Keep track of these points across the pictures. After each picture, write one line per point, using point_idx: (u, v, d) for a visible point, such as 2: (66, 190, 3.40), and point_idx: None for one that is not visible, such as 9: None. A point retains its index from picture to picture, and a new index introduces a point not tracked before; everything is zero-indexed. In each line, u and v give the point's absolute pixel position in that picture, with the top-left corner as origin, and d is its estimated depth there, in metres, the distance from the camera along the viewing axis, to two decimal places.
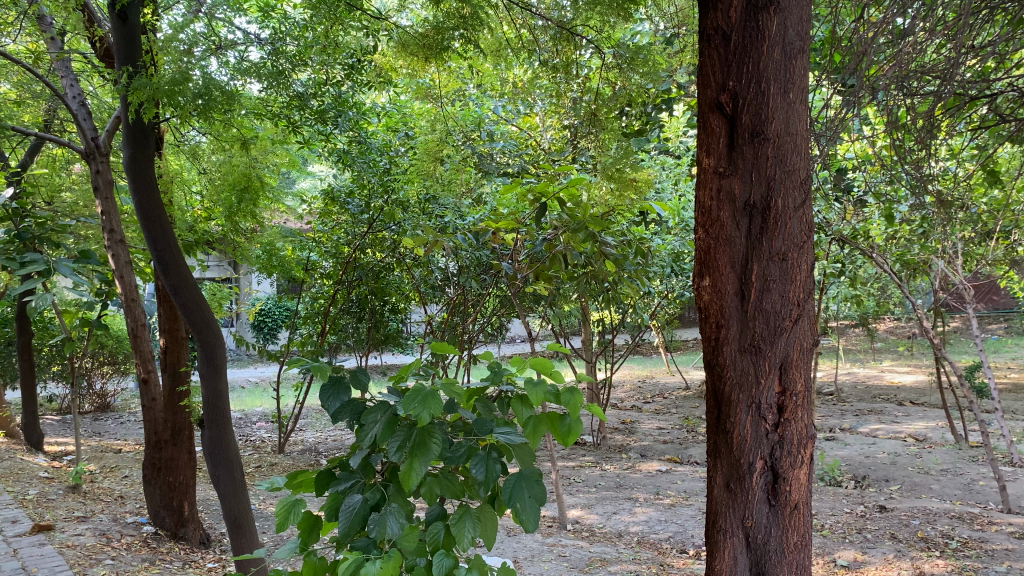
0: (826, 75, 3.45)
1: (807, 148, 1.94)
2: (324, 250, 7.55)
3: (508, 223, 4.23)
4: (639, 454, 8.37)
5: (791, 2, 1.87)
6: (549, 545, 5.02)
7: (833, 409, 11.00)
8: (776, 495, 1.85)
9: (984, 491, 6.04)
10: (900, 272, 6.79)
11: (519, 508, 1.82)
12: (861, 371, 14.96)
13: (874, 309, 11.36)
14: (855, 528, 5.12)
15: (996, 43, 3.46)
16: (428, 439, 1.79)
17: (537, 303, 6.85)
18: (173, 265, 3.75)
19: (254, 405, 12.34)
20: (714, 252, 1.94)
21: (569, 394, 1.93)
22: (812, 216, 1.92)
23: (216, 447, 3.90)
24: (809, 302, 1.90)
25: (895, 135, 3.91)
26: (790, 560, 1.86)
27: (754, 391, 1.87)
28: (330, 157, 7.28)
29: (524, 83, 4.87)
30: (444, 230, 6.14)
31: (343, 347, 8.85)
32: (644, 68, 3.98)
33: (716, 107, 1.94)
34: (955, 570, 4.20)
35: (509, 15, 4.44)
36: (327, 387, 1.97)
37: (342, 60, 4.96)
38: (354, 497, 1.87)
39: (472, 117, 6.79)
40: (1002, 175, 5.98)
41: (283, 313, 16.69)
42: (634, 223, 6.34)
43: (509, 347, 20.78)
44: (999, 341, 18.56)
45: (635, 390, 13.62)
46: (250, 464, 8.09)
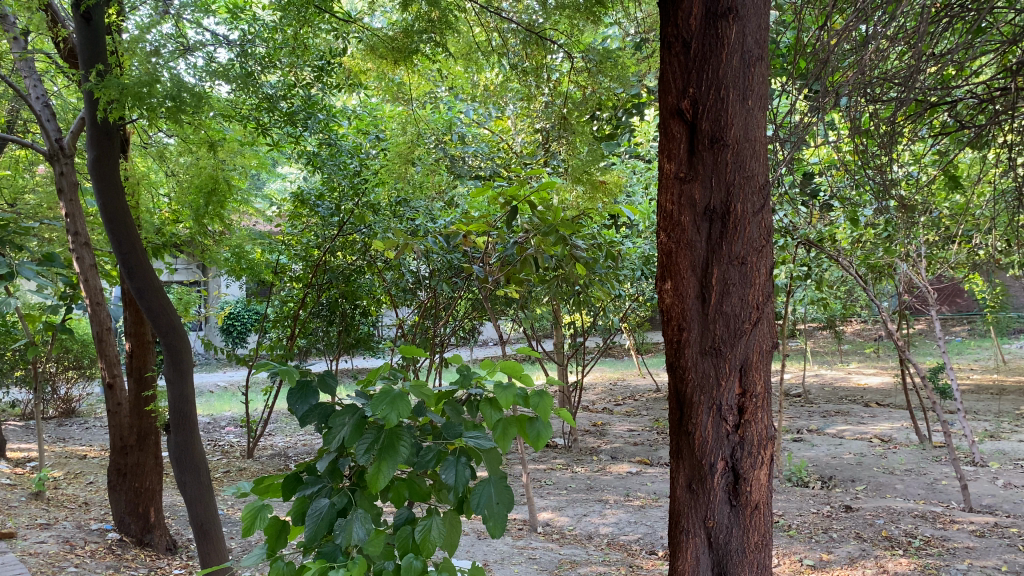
0: (791, 82, 3.51)
1: (765, 154, 1.96)
2: (294, 252, 7.50)
3: (479, 226, 4.25)
4: (610, 456, 8.41)
5: (749, 10, 1.90)
6: (519, 547, 5.02)
7: (801, 410, 11.15)
8: (737, 496, 1.87)
9: (946, 491, 6.16)
10: (866, 275, 6.90)
11: (486, 514, 1.83)
12: (828, 372, 15.19)
13: (841, 312, 11.55)
14: (821, 528, 5.18)
15: (955, 51, 3.55)
16: (396, 442, 1.79)
17: (509, 306, 6.87)
18: (139, 268, 3.71)
19: (223, 409, 12.23)
20: (675, 256, 1.97)
21: (538, 397, 1.95)
22: (771, 221, 1.95)
23: (182, 453, 3.86)
24: (767, 306, 1.93)
25: (858, 140, 3.97)
26: (751, 560, 1.88)
27: (715, 393, 1.89)
28: (301, 160, 7.24)
29: (495, 86, 4.88)
30: (416, 233, 6.14)
31: (314, 351, 8.80)
32: (613, 73, 4.03)
33: (677, 113, 1.97)
34: (918, 568, 4.26)
35: (480, 17, 4.45)
36: (294, 390, 1.96)
37: (311, 62, 4.95)
38: (321, 501, 1.86)
39: (444, 119, 6.81)
40: (963, 180, 6.12)
41: (252, 317, 16.57)
42: (605, 226, 6.39)
43: (480, 350, 20.79)
44: (961, 343, 18.95)
45: (607, 392, 13.69)
46: (218, 469, 8.01)
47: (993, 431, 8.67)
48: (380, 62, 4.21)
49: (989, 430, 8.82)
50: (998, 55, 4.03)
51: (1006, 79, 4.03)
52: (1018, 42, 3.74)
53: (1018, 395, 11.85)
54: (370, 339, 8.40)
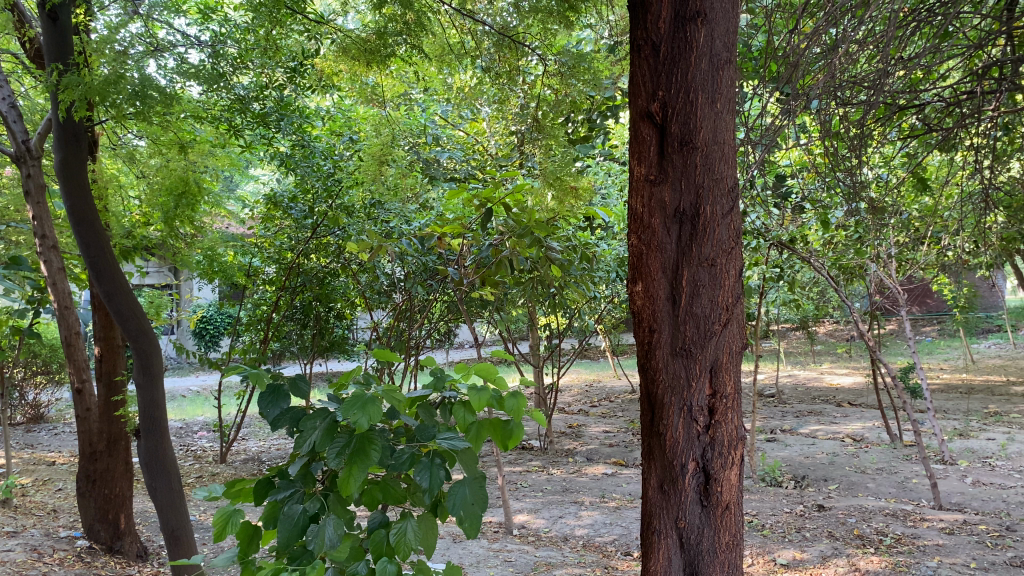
0: (763, 85, 3.54)
1: (734, 157, 1.97)
2: (267, 255, 7.42)
3: (454, 228, 4.22)
4: (586, 458, 8.43)
5: (718, 14, 1.92)
6: (495, 550, 5.01)
7: (774, 410, 11.24)
8: (709, 496, 1.88)
9: (917, 489, 6.24)
10: (837, 276, 6.97)
11: (462, 514, 1.82)
12: (802, 373, 15.34)
13: (814, 312, 11.67)
14: (795, 528, 5.22)
15: (922, 55, 3.60)
16: (368, 446, 1.78)
17: (484, 308, 6.86)
18: (107, 272, 3.66)
19: (196, 414, 12.09)
20: (646, 258, 1.97)
21: (512, 398, 1.94)
22: (740, 224, 1.97)
23: (153, 458, 3.81)
24: (737, 307, 1.94)
25: (829, 143, 4.02)
26: (721, 560, 1.89)
27: (686, 394, 1.90)
28: (274, 162, 7.19)
29: (469, 88, 4.88)
30: (390, 235, 6.12)
31: (288, 354, 8.74)
32: (585, 76, 4.05)
33: (646, 116, 1.97)
34: (889, 566, 4.31)
35: (453, 19, 4.43)
36: (266, 395, 1.93)
37: (284, 63, 4.92)
38: (293, 506, 1.84)
39: (418, 121, 6.79)
40: (932, 182, 6.21)
41: (226, 320, 16.41)
42: (580, 227, 6.40)
43: (457, 352, 20.77)
44: (932, 343, 19.24)
45: (582, 394, 13.73)
46: (190, 474, 7.92)
47: (962, 430, 8.79)
48: (352, 64, 4.18)
49: (959, 429, 8.95)
50: (963, 60, 4.10)
51: (972, 83, 4.10)
52: (983, 47, 3.80)
53: (986, 394, 12.04)
54: (345, 342, 8.36)
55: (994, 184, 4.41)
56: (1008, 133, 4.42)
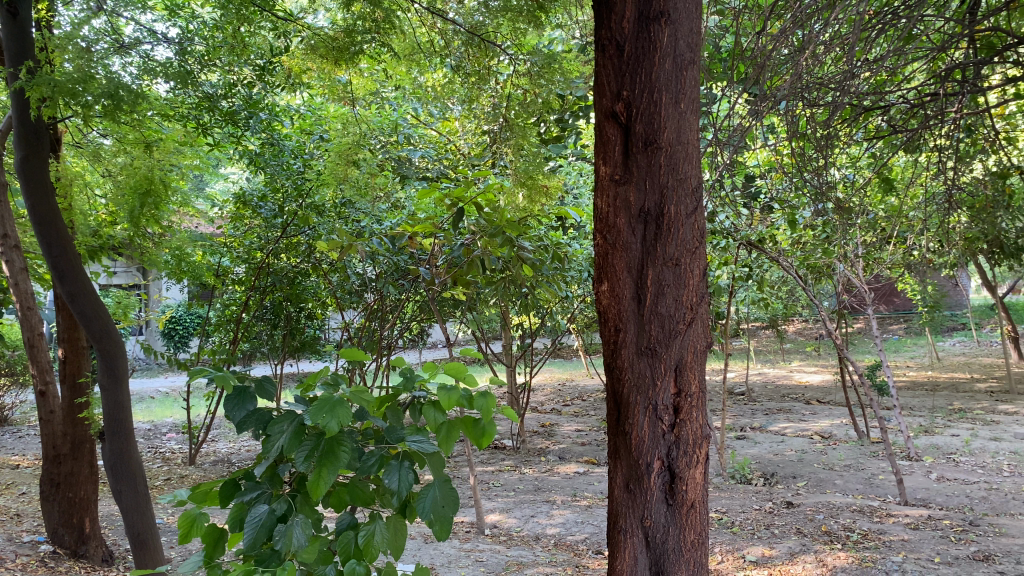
0: (732, 85, 3.57)
1: (697, 158, 1.99)
2: (236, 255, 7.33)
3: (426, 228, 4.21)
4: (558, 457, 8.44)
5: (681, 14, 1.93)
6: (466, 550, 5.00)
7: (744, 408, 11.34)
8: (674, 495, 1.89)
9: (883, 485, 6.33)
10: (806, 275, 7.05)
11: (432, 517, 1.81)
12: (771, 371, 15.49)
13: (784, 311, 11.79)
14: (764, 525, 5.27)
15: (886, 57, 3.65)
16: (337, 447, 1.76)
17: (456, 308, 6.85)
18: (71, 272, 3.59)
19: (165, 416, 11.96)
20: (611, 257, 1.98)
21: (482, 398, 1.94)
22: (704, 223, 1.98)
23: (119, 461, 3.76)
24: (701, 306, 1.95)
25: (796, 143, 4.05)
26: (687, 558, 1.90)
27: (651, 393, 1.91)
28: (243, 161, 7.11)
29: (439, 87, 4.86)
30: (360, 234, 6.09)
31: (258, 355, 8.66)
32: (555, 76, 4.05)
33: (611, 116, 1.98)
34: (855, 561, 4.36)
35: (423, 18, 4.41)
36: (231, 397, 1.91)
37: (251, 60, 4.87)
38: (261, 508, 1.82)
39: (389, 120, 6.77)
40: (898, 183, 6.30)
41: (195, 321, 16.25)
42: (552, 227, 6.41)
43: (429, 352, 20.74)
44: (899, 342, 19.53)
45: (555, 393, 13.78)
46: (158, 476, 7.82)
47: (927, 427, 8.94)
48: (320, 63, 4.14)
49: (924, 425, 9.09)
50: (927, 62, 4.16)
51: (936, 85, 4.16)
52: (946, 50, 3.86)
53: (951, 391, 12.25)
54: (316, 342, 8.30)
55: (958, 185, 4.48)
56: (971, 135, 4.49)
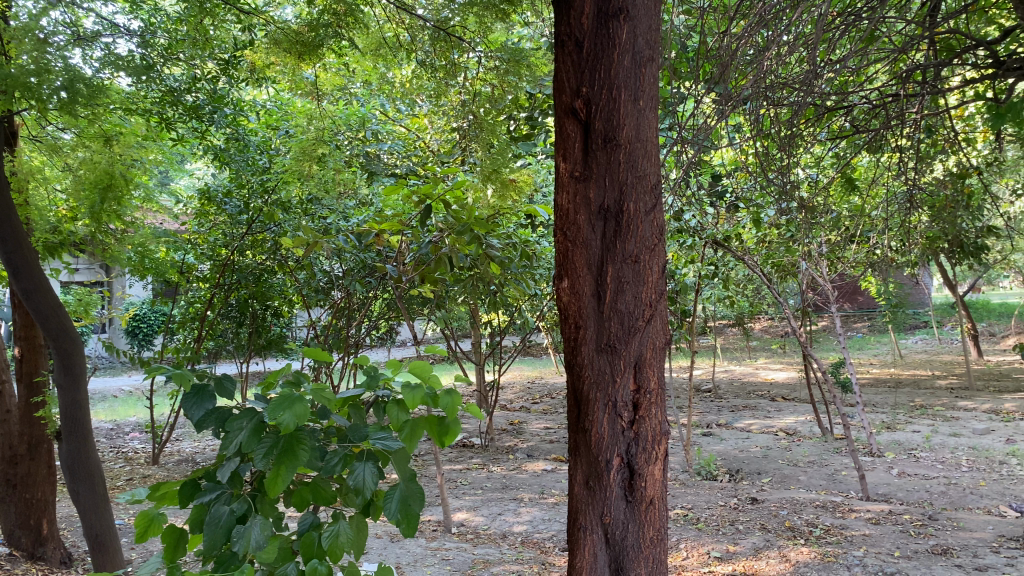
0: (697, 84, 3.59)
1: (657, 155, 1.99)
2: (200, 251, 7.22)
3: (393, 224, 4.17)
4: (526, 454, 8.45)
5: (640, 12, 1.93)
6: (433, 549, 4.98)
7: (711, 405, 11.44)
8: (633, 491, 1.90)
9: (846, 481, 6.42)
10: (771, 273, 7.11)
11: (398, 515, 1.79)
12: (738, 368, 15.65)
13: (749, 309, 11.90)
14: (728, 521, 5.31)
15: (849, 57, 3.69)
16: (297, 446, 1.74)
17: (424, 306, 6.82)
18: (26, 268, 3.50)
19: (127, 415, 11.77)
20: (571, 254, 1.97)
21: (447, 396, 1.93)
22: (664, 220, 1.99)
23: (75, 462, 3.69)
24: (660, 304, 1.96)
25: (761, 142, 4.09)
26: (646, 555, 1.91)
27: (611, 389, 1.91)
28: (208, 156, 7.02)
29: (406, 83, 4.83)
30: (327, 231, 6.03)
31: (223, 353, 8.55)
32: (522, 73, 4.05)
33: (570, 113, 1.97)
34: (817, 556, 4.41)
35: (389, 13, 4.37)
36: (189, 395, 1.87)
37: (215, 54, 4.80)
38: (220, 508, 1.79)
39: (357, 116, 6.72)
40: (861, 183, 6.38)
41: (159, 318, 16.04)
42: (521, 225, 6.41)
43: (398, 350, 20.66)
44: (863, 339, 19.84)
45: (524, 391, 13.80)
46: (120, 477, 7.69)
47: (889, 423, 9.08)
48: (284, 57, 4.08)
49: (886, 421, 9.23)
50: (889, 63, 4.21)
51: (897, 86, 4.22)
52: (908, 51, 3.91)
53: (912, 388, 12.46)
54: (282, 340, 8.22)
55: (918, 185, 4.55)
56: (931, 136, 4.57)
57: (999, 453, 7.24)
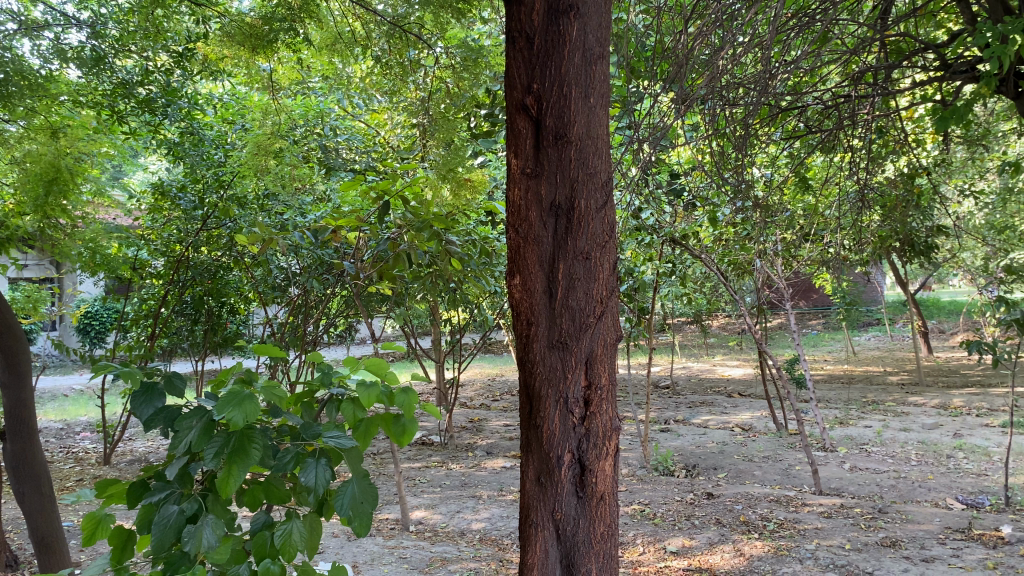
0: (652, 82, 3.61)
1: (608, 152, 2.00)
2: (154, 248, 7.06)
3: (350, 220, 4.12)
4: (486, 452, 8.45)
5: (590, 9, 1.94)
6: (390, 547, 4.96)
7: (669, 402, 11.54)
8: (584, 487, 1.90)
9: (800, 476, 6.54)
10: (728, 271, 7.19)
11: (351, 513, 1.77)
12: (696, 365, 15.83)
13: (706, 306, 12.04)
14: (685, 516, 5.37)
15: (801, 59, 3.75)
16: (248, 445, 1.71)
17: (383, 303, 6.78)
18: None
19: (78, 414, 11.50)
20: (523, 251, 1.97)
21: (404, 394, 1.90)
22: (614, 216, 2.00)
23: (19, 461, 3.59)
24: (611, 300, 1.97)
25: (717, 142, 4.12)
26: (597, 551, 1.91)
27: (562, 386, 1.91)
28: (162, 151, 6.89)
29: (364, 79, 4.80)
30: (283, 227, 5.96)
31: (178, 350, 8.40)
32: (478, 70, 4.05)
33: (521, 109, 1.97)
34: (771, 550, 4.48)
35: (346, 8, 4.33)
36: (138, 393, 1.82)
37: (168, 46, 4.72)
38: (170, 507, 1.75)
39: (314, 111, 6.66)
40: (815, 183, 6.48)
41: (111, 315, 15.72)
42: (481, 222, 6.40)
43: (357, 347, 20.52)
44: (817, 337, 20.21)
45: (485, 388, 13.80)
46: (70, 478, 7.51)
47: (841, 418, 9.25)
48: (237, 51, 4.00)
49: (839, 417, 9.41)
50: (842, 65, 4.29)
51: (849, 87, 4.29)
52: (859, 53, 3.98)
53: (864, 384, 12.71)
54: (239, 338, 8.11)
55: (870, 184, 4.64)
56: (882, 136, 4.66)
57: (947, 446, 7.44)
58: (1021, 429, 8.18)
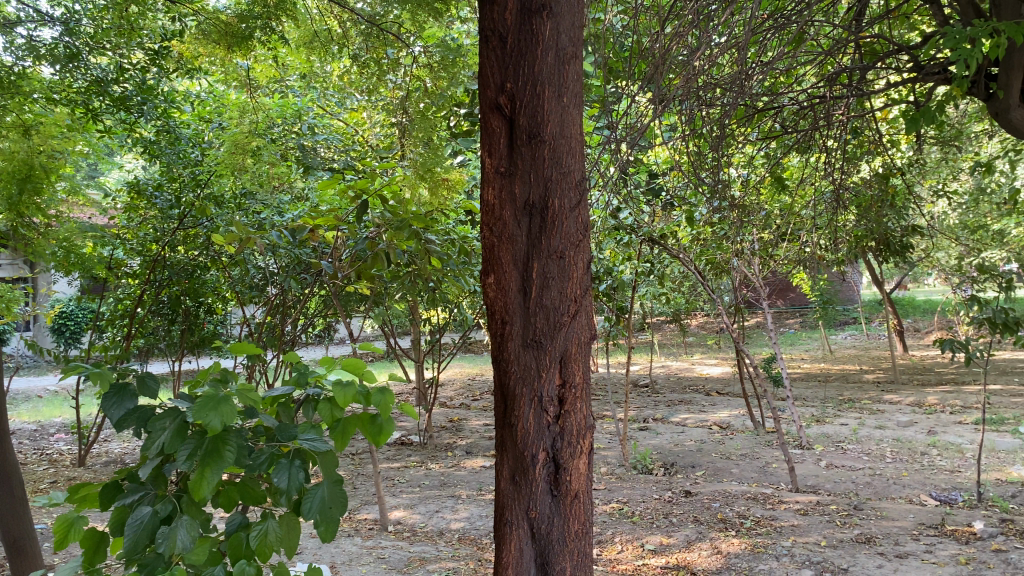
0: (630, 82, 3.62)
1: (581, 151, 2.01)
2: (129, 247, 6.91)
3: (328, 219, 4.09)
4: (465, 451, 8.44)
5: (562, 9, 1.95)
6: (369, 547, 4.94)
7: (648, 400, 11.59)
8: (558, 485, 1.91)
9: (776, 473, 6.59)
10: (706, 270, 7.23)
11: (319, 518, 1.77)
12: (675, 364, 15.90)
13: (685, 306, 12.10)
14: (663, 514, 5.39)
15: (777, 60, 3.77)
16: (221, 446, 1.70)
17: (362, 302, 6.75)
18: None
19: (52, 416, 11.34)
20: (497, 250, 1.97)
21: (379, 395, 1.90)
22: (588, 215, 2.01)
23: None
24: (585, 299, 1.98)
25: (694, 142, 4.15)
26: (572, 549, 1.92)
27: (536, 384, 1.92)
28: (137, 149, 6.82)
29: (342, 78, 4.77)
30: (260, 226, 5.92)
31: (154, 351, 8.32)
32: (457, 70, 4.03)
33: (495, 108, 1.97)
34: (748, 547, 4.51)
35: (324, 6, 4.30)
36: (110, 394, 1.80)
37: (143, 44, 4.68)
38: (143, 509, 1.73)
39: (291, 110, 6.62)
40: (791, 183, 6.54)
41: (87, 315, 15.54)
42: (460, 221, 6.39)
43: (336, 347, 20.44)
44: (795, 335, 20.37)
45: (464, 387, 13.80)
46: (43, 480, 7.41)
47: (818, 416, 9.33)
48: (212, 49, 3.98)
49: (816, 415, 9.49)
50: (818, 66, 4.32)
51: (825, 88, 4.33)
52: (835, 54, 4.02)
53: (840, 382, 12.84)
54: (216, 338, 8.05)
55: (845, 184, 4.68)
56: (857, 137, 4.71)
57: (921, 444, 7.53)
58: (993, 426, 8.30)
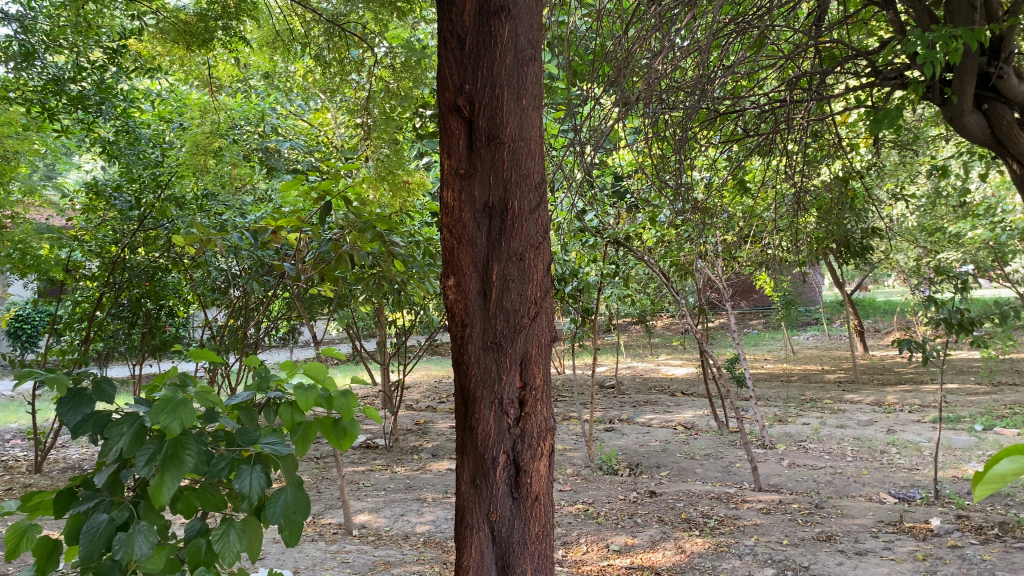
0: (593, 84, 3.62)
1: (541, 153, 2.01)
2: (87, 249, 6.77)
3: (289, 220, 4.04)
4: (431, 454, 8.41)
5: (521, 10, 1.94)
6: (333, 552, 4.89)
7: (614, 401, 11.67)
8: (519, 488, 1.91)
9: (740, 473, 6.66)
10: (670, 272, 7.30)
11: (283, 522, 1.75)
12: (641, 365, 16.00)
13: (650, 307, 12.18)
14: (627, 514, 5.42)
15: (739, 64, 3.80)
16: (182, 451, 1.66)
17: (326, 305, 6.70)
18: None
19: (8, 422, 11.09)
20: (456, 252, 1.97)
21: (343, 397, 1.88)
22: (548, 217, 2.01)
23: None
24: (545, 301, 1.98)
25: (658, 145, 4.17)
26: (532, 551, 1.92)
27: (496, 387, 1.92)
28: (96, 149, 6.69)
29: (305, 78, 4.73)
30: (223, 228, 5.86)
31: (114, 354, 8.18)
32: (420, 71, 4.00)
33: (454, 110, 1.97)
34: (711, 546, 4.55)
35: (286, 5, 4.25)
36: (64, 400, 1.76)
37: (101, 42, 4.60)
38: (98, 516, 1.69)
39: (255, 110, 6.55)
40: (753, 186, 6.61)
41: (43, 318, 15.22)
42: (425, 223, 6.36)
43: (301, 351, 20.28)
44: (759, 336, 20.63)
45: (430, 390, 13.76)
46: None
47: (780, 416, 9.46)
48: (171, 48, 3.92)
49: (778, 415, 9.62)
50: (778, 71, 4.37)
51: (786, 92, 4.37)
52: (795, 59, 4.05)
53: (803, 382, 13.02)
54: (178, 341, 7.93)
55: (805, 187, 4.75)
56: (817, 140, 4.77)
57: (881, 442, 7.65)
58: (950, 425, 8.47)
